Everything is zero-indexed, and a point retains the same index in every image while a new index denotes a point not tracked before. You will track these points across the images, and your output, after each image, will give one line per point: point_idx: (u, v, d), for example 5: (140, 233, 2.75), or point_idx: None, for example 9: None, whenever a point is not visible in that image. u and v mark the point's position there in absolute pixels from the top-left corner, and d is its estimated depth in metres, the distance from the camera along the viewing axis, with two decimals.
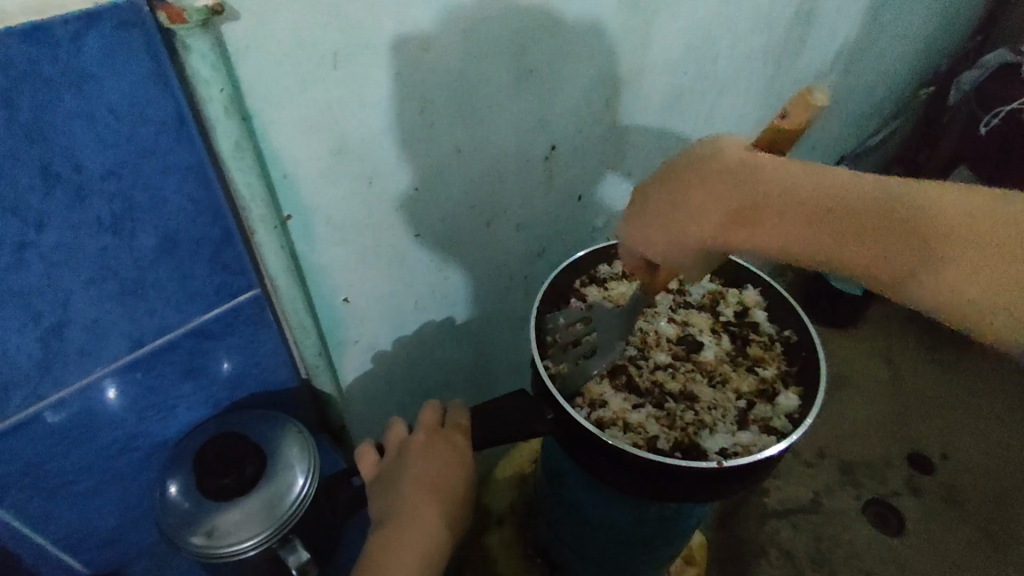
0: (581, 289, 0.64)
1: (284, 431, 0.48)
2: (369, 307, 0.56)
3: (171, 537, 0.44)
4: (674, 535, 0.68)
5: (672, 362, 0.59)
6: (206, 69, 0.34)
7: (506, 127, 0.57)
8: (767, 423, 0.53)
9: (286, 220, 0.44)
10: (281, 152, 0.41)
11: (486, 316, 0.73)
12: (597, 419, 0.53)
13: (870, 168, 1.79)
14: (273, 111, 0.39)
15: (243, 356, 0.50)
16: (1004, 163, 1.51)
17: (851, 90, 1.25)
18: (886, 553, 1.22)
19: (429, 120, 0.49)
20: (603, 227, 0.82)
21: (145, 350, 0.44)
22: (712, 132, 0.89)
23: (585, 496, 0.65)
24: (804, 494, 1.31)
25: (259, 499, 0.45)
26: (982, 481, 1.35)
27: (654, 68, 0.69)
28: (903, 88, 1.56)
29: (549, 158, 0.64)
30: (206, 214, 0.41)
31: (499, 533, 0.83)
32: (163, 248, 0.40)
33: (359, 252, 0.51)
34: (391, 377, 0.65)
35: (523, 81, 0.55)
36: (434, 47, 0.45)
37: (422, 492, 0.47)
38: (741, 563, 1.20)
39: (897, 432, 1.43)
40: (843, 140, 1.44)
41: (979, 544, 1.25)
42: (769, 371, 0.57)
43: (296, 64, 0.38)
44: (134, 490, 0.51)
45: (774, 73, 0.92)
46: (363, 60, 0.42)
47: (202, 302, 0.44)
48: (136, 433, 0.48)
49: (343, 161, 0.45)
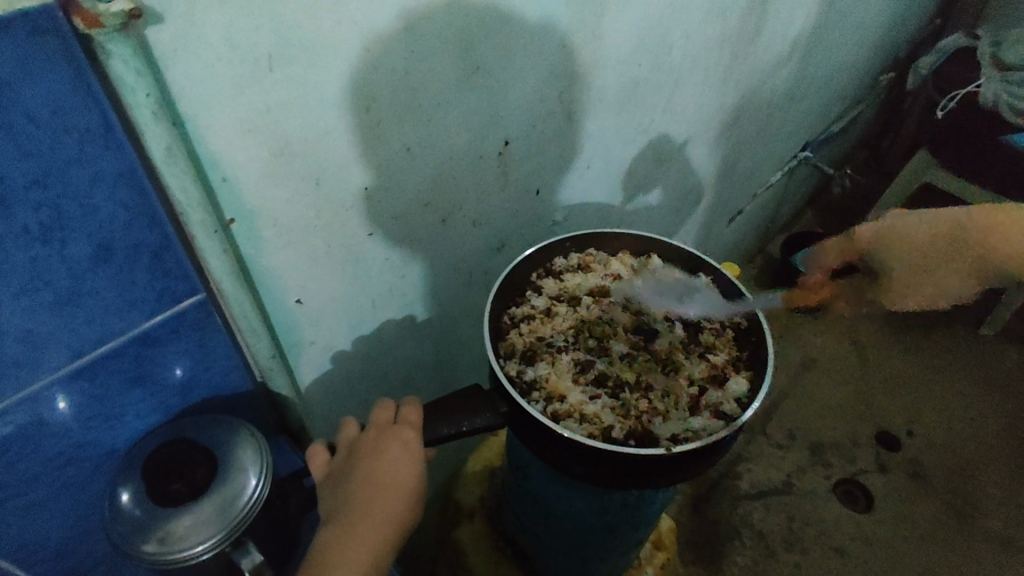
0: (537, 282, 0.65)
1: (237, 434, 0.48)
2: (324, 308, 0.56)
3: (122, 546, 0.43)
4: (637, 521, 0.69)
5: (629, 352, 0.59)
6: (130, 74, 0.34)
7: (457, 125, 0.57)
8: (718, 408, 0.55)
9: (229, 225, 0.44)
10: (218, 155, 0.40)
11: (447, 312, 0.73)
12: (552, 412, 0.53)
13: (833, 154, 1.82)
14: (208, 115, 0.38)
15: (193, 361, 0.49)
16: (962, 146, 1.53)
17: (810, 78, 1.27)
18: (855, 529, 1.25)
19: (375, 119, 0.49)
20: (563, 221, 0.82)
21: (87, 359, 0.43)
22: (670, 123, 0.90)
23: (548, 486, 0.66)
24: (776, 476, 1.34)
25: (211, 503, 0.44)
26: (946, 456, 1.39)
27: (606, 61, 0.69)
28: (863, 75, 1.59)
29: (503, 154, 0.65)
30: (142, 220, 0.40)
31: (470, 526, 0.85)
32: (98, 256, 0.40)
33: (310, 254, 0.51)
34: (351, 377, 0.65)
35: (471, 77, 0.55)
36: (375, 46, 0.45)
37: (375, 488, 0.47)
38: (715, 544, 1.22)
39: (864, 411, 1.47)
40: (805, 127, 1.46)
41: (944, 517, 1.29)
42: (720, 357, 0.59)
43: (230, 67, 0.38)
44: (85, 501, 0.50)
45: (731, 63, 0.94)
46: (302, 62, 0.41)
47: (144, 308, 0.44)
48: (84, 443, 0.47)
49: (286, 163, 0.45)
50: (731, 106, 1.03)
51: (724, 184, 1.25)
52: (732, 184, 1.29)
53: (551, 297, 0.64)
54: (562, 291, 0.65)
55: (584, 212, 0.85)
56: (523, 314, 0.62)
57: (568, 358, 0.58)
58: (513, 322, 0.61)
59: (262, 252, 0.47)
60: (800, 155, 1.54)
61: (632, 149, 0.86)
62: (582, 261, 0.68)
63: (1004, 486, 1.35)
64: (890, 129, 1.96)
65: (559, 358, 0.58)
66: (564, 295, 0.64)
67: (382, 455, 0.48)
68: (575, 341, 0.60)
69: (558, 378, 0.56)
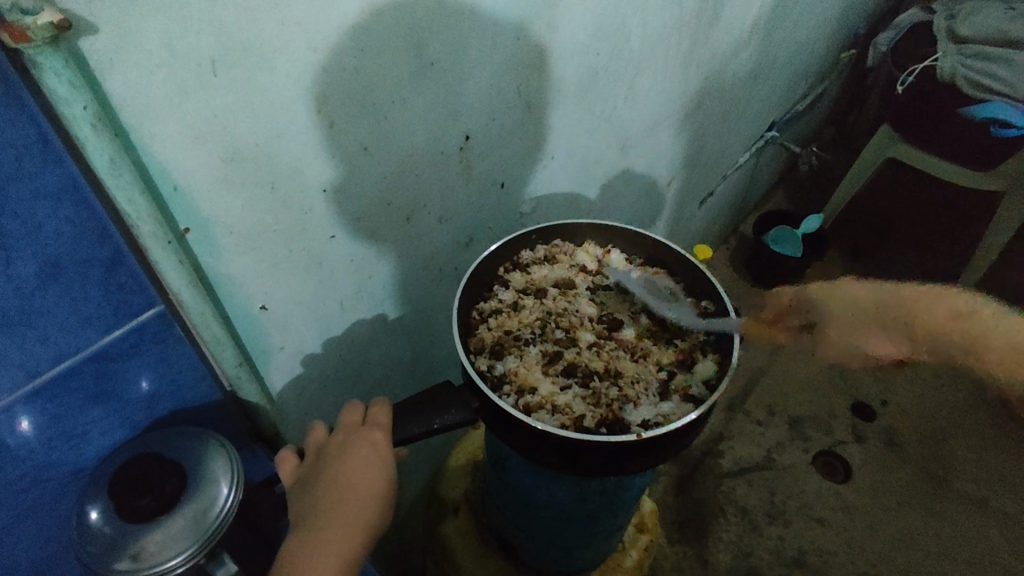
0: (505, 276, 0.66)
1: (206, 445, 0.48)
2: (290, 313, 0.56)
3: (93, 566, 0.42)
4: (617, 506, 0.70)
5: (596, 342, 0.61)
6: (63, 88, 0.33)
7: (413, 123, 0.56)
8: (687, 391, 0.56)
9: (185, 234, 0.43)
10: (166, 165, 0.40)
11: (419, 309, 0.73)
12: (524, 405, 0.54)
13: (799, 132, 1.84)
14: (152, 124, 0.38)
15: (157, 374, 0.49)
16: (918, 123, 1.55)
17: (773, 57, 1.28)
18: (835, 499, 1.28)
19: (328, 120, 0.48)
20: (530, 212, 0.83)
21: (44, 379, 0.43)
22: (634, 109, 0.90)
23: (528, 477, 0.66)
24: (758, 452, 1.36)
25: (183, 516, 0.44)
26: (920, 423, 1.43)
27: (563, 51, 0.69)
28: (825, 52, 1.61)
29: (464, 148, 0.64)
30: (90, 235, 0.40)
31: (455, 521, 0.85)
32: (46, 274, 0.39)
33: (271, 260, 0.51)
34: (324, 380, 0.65)
35: (425, 74, 0.54)
36: (322, 46, 0.45)
37: (344, 490, 0.47)
38: (700, 523, 1.24)
39: (839, 384, 1.50)
40: (770, 108, 1.48)
41: (920, 481, 1.32)
42: (687, 341, 0.61)
43: (172, 75, 0.37)
44: (53, 523, 0.49)
45: (691, 46, 0.94)
46: (247, 65, 0.41)
47: (100, 324, 0.43)
48: (48, 463, 0.46)
49: (238, 168, 0.44)
50: (694, 91, 1.04)
51: (693, 167, 1.26)
52: (701, 167, 1.30)
53: (518, 290, 0.65)
54: (529, 284, 0.65)
55: (551, 202, 0.86)
56: (491, 309, 0.62)
57: (535, 349, 0.60)
58: (481, 318, 0.62)
59: (221, 261, 0.47)
60: (767, 136, 1.56)
61: (596, 137, 0.86)
62: (548, 253, 0.68)
63: (976, 449, 1.39)
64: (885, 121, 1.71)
65: (527, 351, 0.59)
66: (530, 288, 0.65)
67: (351, 456, 0.48)
68: (542, 333, 0.62)
69: (528, 372, 0.57)
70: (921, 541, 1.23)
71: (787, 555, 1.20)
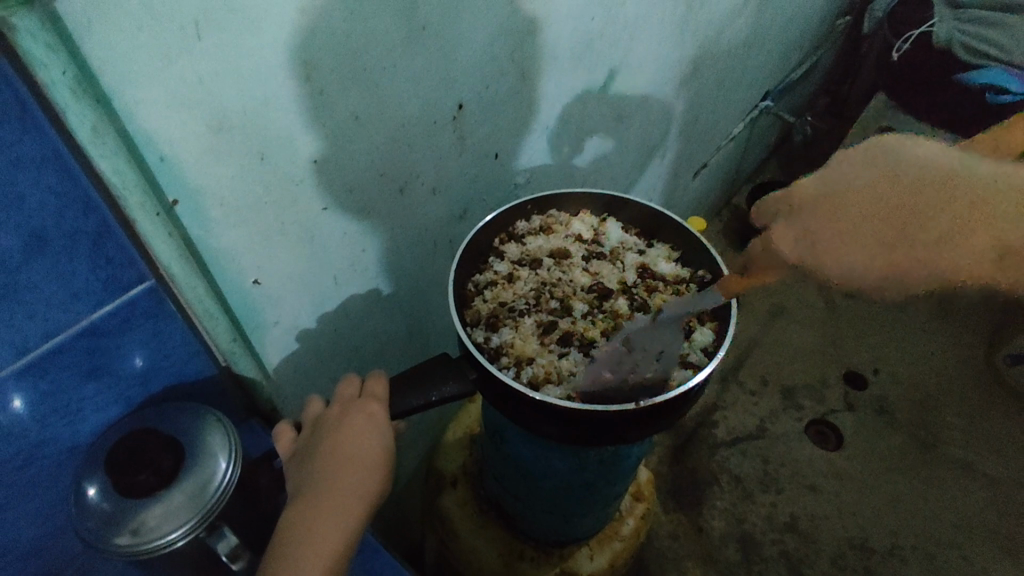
0: (500, 247, 0.65)
1: (203, 422, 0.47)
2: (283, 286, 0.55)
3: (93, 542, 0.42)
4: (615, 475, 0.70)
5: (590, 311, 0.61)
6: (40, 50, 0.33)
7: (405, 91, 0.55)
8: (685, 359, 0.56)
9: (173, 207, 0.42)
10: (152, 132, 0.38)
11: (414, 282, 0.72)
12: (523, 376, 0.55)
13: (793, 102, 1.83)
14: (135, 91, 0.36)
15: (150, 350, 0.48)
16: (921, 88, 1.53)
17: (769, 25, 1.26)
18: (827, 466, 1.30)
19: (317, 87, 0.47)
20: (525, 184, 0.82)
21: (35, 355, 0.42)
22: (629, 77, 0.89)
23: (527, 448, 0.67)
24: (751, 421, 1.37)
25: (182, 491, 0.44)
26: (912, 391, 1.44)
27: (558, 18, 0.68)
28: (821, 20, 1.60)
29: (457, 117, 0.63)
30: (74, 207, 0.39)
31: (454, 494, 0.86)
32: (30, 248, 0.39)
33: (263, 232, 0.50)
34: (322, 355, 0.64)
35: (417, 40, 0.53)
36: (309, 8, 0.43)
37: (339, 462, 0.47)
38: (694, 491, 1.26)
39: (831, 352, 1.51)
40: (765, 77, 1.46)
41: (909, 446, 1.34)
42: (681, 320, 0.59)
43: (154, 38, 0.35)
44: (50, 503, 0.48)
45: (688, 11, 0.92)
46: (233, 27, 0.39)
47: (90, 299, 0.43)
48: (42, 441, 0.46)
49: (226, 138, 0.43)
50: (688, 60, 1.02)
51: (688, 136, 1.25)
52: (696, 135, 1.29)
53: (513, 261, 0.64)
54: (525, 255, 0.65)
55: (545, 173, 0.85)
56: (487, 281, 0.62)
57: (530, 321, 0.60)
58: (477, 290, 0.62)
59: (213, 235, 0.46)
60: (760, 106, 1.55)
61: (591, 106, 0.85)
62: (543, 223, 0.68)
63: (964, 415, 1.41)
64: (903, 94, 1.59)
65: (522, 322, 0.59)
66: (526, 259, 0.65)
67: (347, 430, 0.48)
68: (537, 303, 0.62)
69: (525, 344, 0.57)
70: (909, 505, 1.26)
71: (778, 520, 1.23)
